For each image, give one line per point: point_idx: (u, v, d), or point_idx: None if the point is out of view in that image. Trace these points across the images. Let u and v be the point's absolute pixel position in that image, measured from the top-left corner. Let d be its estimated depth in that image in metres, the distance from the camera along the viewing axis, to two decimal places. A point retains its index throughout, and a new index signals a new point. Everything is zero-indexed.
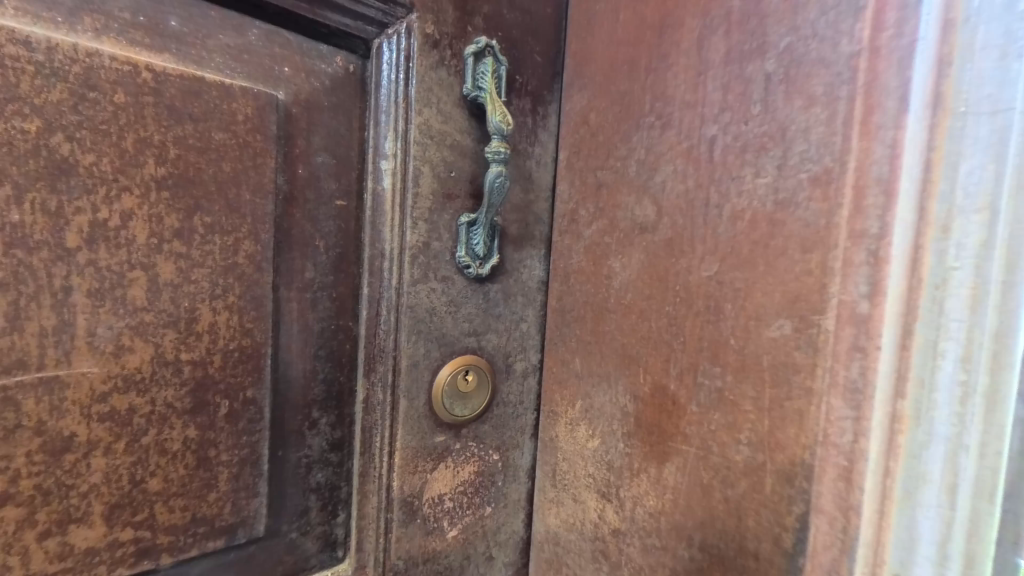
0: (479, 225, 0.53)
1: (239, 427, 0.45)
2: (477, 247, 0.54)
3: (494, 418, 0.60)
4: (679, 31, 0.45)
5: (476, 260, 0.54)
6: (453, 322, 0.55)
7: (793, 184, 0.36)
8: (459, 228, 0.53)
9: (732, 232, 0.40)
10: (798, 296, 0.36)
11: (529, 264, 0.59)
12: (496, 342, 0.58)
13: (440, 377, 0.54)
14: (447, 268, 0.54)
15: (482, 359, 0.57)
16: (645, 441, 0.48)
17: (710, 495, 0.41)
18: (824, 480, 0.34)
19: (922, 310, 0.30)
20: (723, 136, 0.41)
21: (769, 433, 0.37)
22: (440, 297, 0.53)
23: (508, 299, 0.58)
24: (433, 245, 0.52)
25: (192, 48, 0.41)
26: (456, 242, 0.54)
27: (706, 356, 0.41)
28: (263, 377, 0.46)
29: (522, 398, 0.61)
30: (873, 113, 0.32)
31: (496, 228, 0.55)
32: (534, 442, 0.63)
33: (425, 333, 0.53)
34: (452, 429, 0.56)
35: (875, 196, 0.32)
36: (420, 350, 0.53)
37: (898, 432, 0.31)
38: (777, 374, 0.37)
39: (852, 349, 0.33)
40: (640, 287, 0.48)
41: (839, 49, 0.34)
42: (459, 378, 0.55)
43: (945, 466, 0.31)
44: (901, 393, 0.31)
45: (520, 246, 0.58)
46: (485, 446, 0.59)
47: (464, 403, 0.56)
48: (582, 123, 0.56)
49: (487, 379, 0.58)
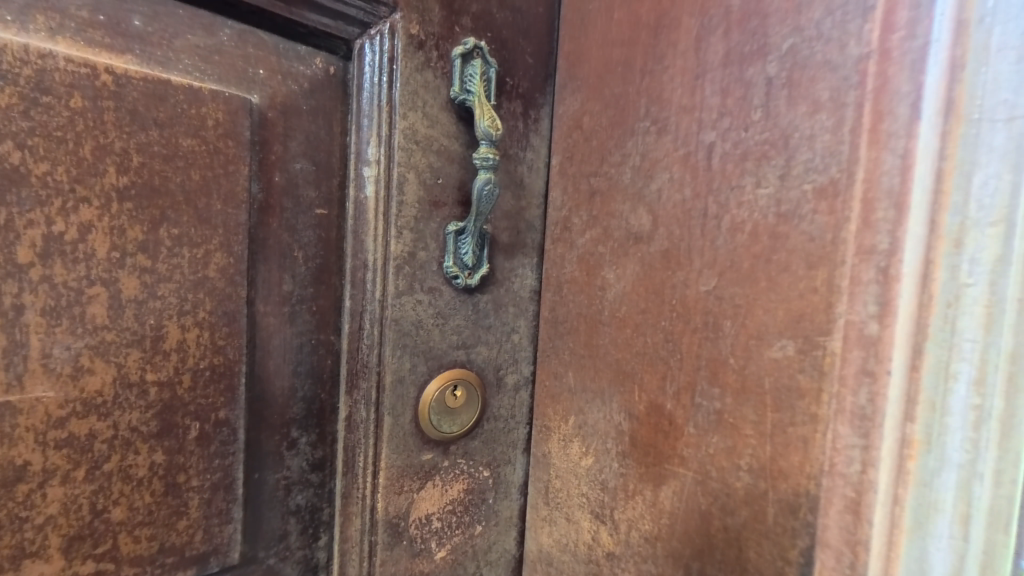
0: (467, 234, 0.51)
1: (211, 450, 0.43)
2: (466, 257, 0.52)
3: (485, 434, 0.57)
4: (675, 31, 0.43)
5: (465, 270, 0.52)
6: (440, 335, 0.52)
7: (796, 196, 0.34)
8: (447, 236, 0.51)
9: (731, 245, 0.37)
10: (801, 315, 0.33)
11: (521, 273, 0.57)
12: (487, 355, 0.56)
13: (427, 393, 0.52)
14: (434, 279, 0.51)
15: (472, 373, 0.55)
16: (640, 461, 0.45)
17: (709, 523, 0.39)
18: (829, 512, 0.32)
19: (933, 328, 0.28)
20: (722, 142, 0.38)
21: (771, 460, 0.35)
22: (427, 309, 0.51)
23: (498, 309, 0.56)
24: (419, 255, 0.50)
25: (158, 49, 0.39)
26: (444, 251, 0.51)
27: (703, 376, 0.39)
28: (237, 398, 0.44)
29: (514, 411, 0.59)
30: (883, 120, 0.30)
31: (486, 237, 0.53)
32: (526, 458, 0.61)
33: (410, 346, 0.50)
34: (440, 446, 0.54)
35: (885, 209, 0.29)
36: (406, 365, 0.50)
37: (906, 458, 0.29)
38: (779, 398, 0.34)
39: (860, 373, 0.30)
40: (634, 299, 0.46)
41: (846, 52, 0.32)
42: (447, 394, 0.53)
43: (957, 494, 0.29)
44: (911, 417, 0.29)
45: (512, 255, 0.56)
46: (475, 463, 0.57)
47: (453, 419, 0.54)
48: (575, 126, 0.54)
49: (477, 394, 0.55)
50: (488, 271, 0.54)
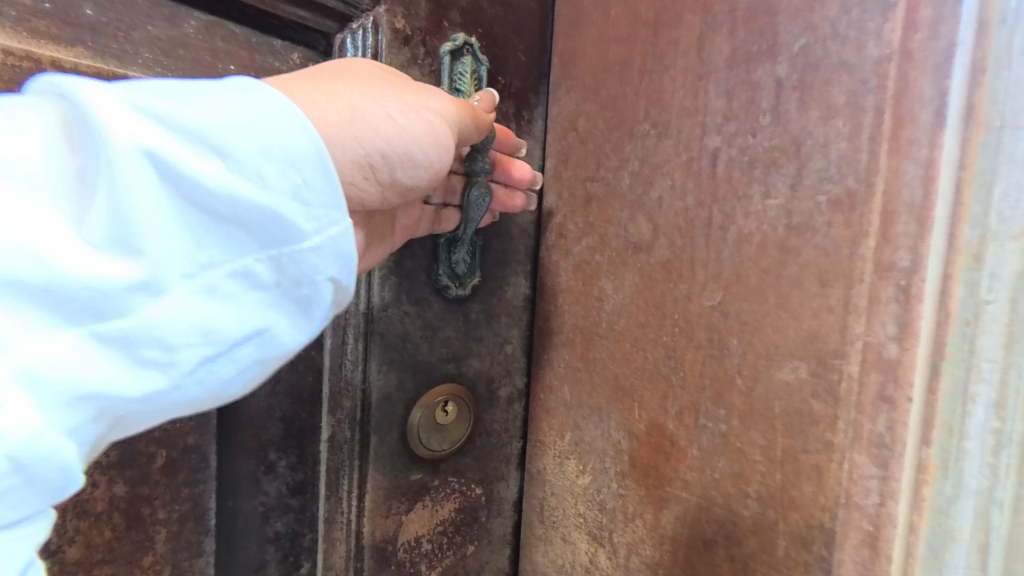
0: (459, 243, 0.48)
1: (179, 478, 0.41)
2: (457, 266, 0.49)
3: (477, 449, 0.55)
4: (677, 28, 0.40)
5: (456, 280, 0.49)
6: (429, 348, 0.49)
7: (809, 208, 0.31)
8: (437, 245, 0.48)
9: (737, 258, 0.35)
10: (814, 335, 0.31)
11: (514, 283, 0.54)
12: (479, 368, 0.53)
13: (415, 411, 0.49)
14: (422, 291, 0.48)
15: (463, 387, 0.52)
16: (640, 483, 0.43)
17: (713, 552, 0.37)
18: (845, 546, 0.30)
19: (950, 347, 0.26)
20: (726, 149, 0.36)
21: (782, 489, 0.33)
22: (415, 321, 0.48)
23: (490, 320, 0.53)
24: (407, 265, 0.47)
25: (114, 41, 0.35)
26: (434, 260, 0.48)
27: (707, 396, 0.37)
28: (208, 422, 0.42)
29: (507, 425, 0.56)
30: (903, 128, 0.27)
31: (478, 245, 0.50)
32: (520, 474, 0.58)
33: (396, 362, 0.47)
34: (429, 464, 0.51)
35: (906, 223, 0.27)
36: (393, 382, 0.48)
37: (923, 484, 0.27)
38: (789, 423, 0.32)
39: (878, 399, 0.28)
40: (633, 311, 0.44)
41: (865, 52, 0.29)
42: (437, 411, 0.50)
43: (976, 522, 0.27)
44: (928, 440, 0.27)
45: (504, 264, 0.53)
46: (466, 481, 0.54)
47: (443, 436, 0.51)
48: (570, 128, 0.51)
49: (468, 408, 0.53)
50: (479, 281, 0.51)
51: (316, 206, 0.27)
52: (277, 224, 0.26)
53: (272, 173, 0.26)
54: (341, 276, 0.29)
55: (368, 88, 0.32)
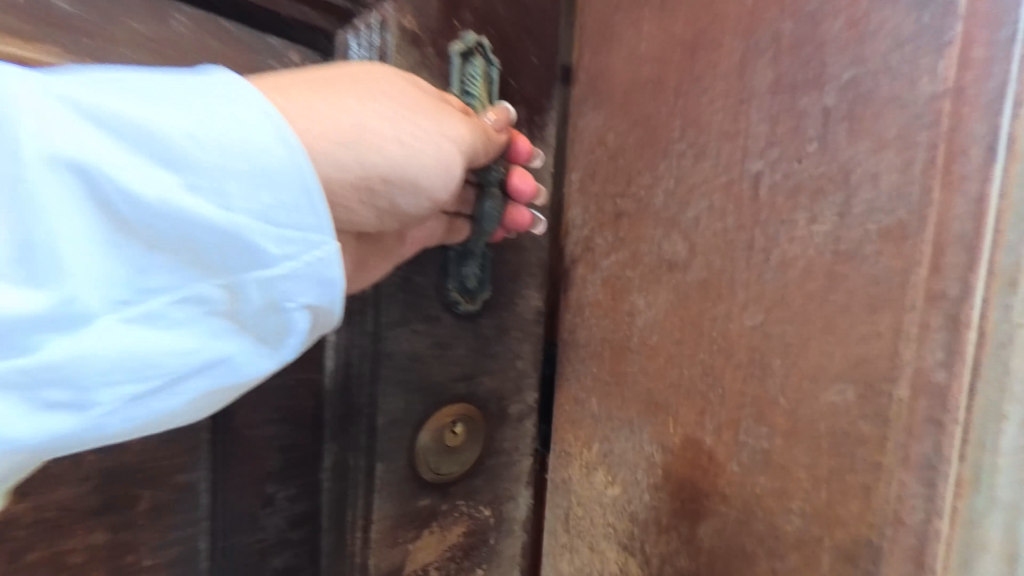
0: (470, 256, 0.48)
1: (172, 519, 0.39)
2: (467, 280, 0.49)
3: (487, 470, 0.55)
4: (716, 52, 0.41)
5: (466, 294, 0.49)
6: (440, 367, 0.49)
7: (859, 235, 0.32)
8: (448, 257, 0.48)
9: (782, 280, 0.36)
10: (862, 359, 0.32)
11: (525, 298, 0.54)
12: (490, 385, 0.53)
13: (421, 438, 0.48)
14: (431, 307, 0.48)
15: (473, 407, 0.52)
16: (675, 496, 0.44)
17: (753, 564, 0.38)
18: (891, 561, 0.31)
19: (990, 371, 0.28)
20: (771, 173, 0.37)
21: (827, 506, 0.34)
22: (424, 340, 0.48)
23: (503, 335, 0.53)
24: (417, 279, 0.46)
25: (98, 39, 0.34)
26: (445, 273, 0.48)
27: (749, 415, 0.38)
28: (200, 454, 0.40)
29: (517, 444, 0.57)
30: (955, 162, 0.29)
31: (488, 258, 0.50)
32: (529, 491, 0.59)
33: (406, 383, 0.47)
34: (438, 490, 0.51)
35: (955, 254, 0.28)
36: (401, 405, 0.47)
37: (960, 501, 0.29)
38: (837, 444, 0.33)
39: (927, 421, 0.30)
40: (668, 328, 0.45)
41: (917, 88, 0.30)
42: (447, 431, 0.50)
43: (1010, 537, 0.28)
44: (967, 459, 0.29)
45: (516, 281, 0.53)
46: (476, 503, 0.55)
47: (452, 459, 0.51)
48: (598, 143, 0.51)
49: (479, 429, 0.53)
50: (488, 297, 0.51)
51: (274, 223, 0.27)
52: (232, 243, 0.26)
53: (230, 189, 0.26)
54: (320, 300, 0.30)
55: (379, 108, 0.31)
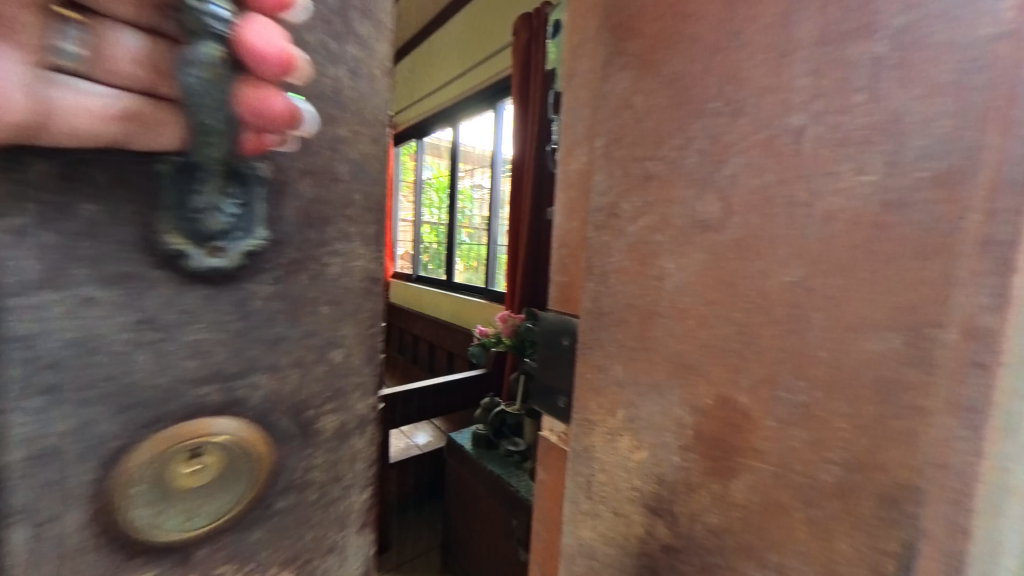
0: (207, 176, 0.39)
1: None
2: (201, 227, 0.40)
3: (275, 517, 0.49)
4: (756, 6, 0.40)
5: (201, 247, 0.40)
6: (163, 378, 0.40)
7: (909, 183, 0.32)
8: (173, 193, 0.38)
9: (824, 234, 0.36)
10: (909, 307, 0.32)
11: (328, 263, 0.49)
12: (285, 363, 0.47)
13: (137, 459, 0.39)
14: (136, 262, 0.37)
15: (226, 426, 0.44)
16: (706, 455, 0.44)
17: (788, 515, 0.39)
18: (931, 502, 0.32)
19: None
20: (815, 126, 0.37)
21: (866, 454, 0.34)
22: (128, 340, 0.38)
23: (272, 325, 0.45)
24: (87, 242, 0.35)
25: None
26: (167, 227, 0.38)
27: (787, 369, 0.38)
28: None
29: (327, 476, 0.53)
30: (1011, 107, 0.28)
31: (238, 186, 0.41)
32: (347, 533, 0.57)
33: (111, 395, 0.38)
34: (183, 550, 0.43)
35: (1010, 198, 0.28)
36: (97, 438, 0.37)
37: (985, 440, 0.30)
38: (880, 392, 0.34)
39: (971, 364, 0.30)
40: (699, 289, 0.45)
41: (975, 32, 0.29)
42: (186, 461, 0.42)
43: None
44: (997, 401, 0.29)
45: (318, 241, 0.48)
46: (264, 560, 0.49)
47: (201, 496, 0.43)
48: (625, 106, 0.53)
49: (245, 467, 0.45)
50: (268, 241, 0.44)
51: None
52: None
53: None
54: None
55: None
